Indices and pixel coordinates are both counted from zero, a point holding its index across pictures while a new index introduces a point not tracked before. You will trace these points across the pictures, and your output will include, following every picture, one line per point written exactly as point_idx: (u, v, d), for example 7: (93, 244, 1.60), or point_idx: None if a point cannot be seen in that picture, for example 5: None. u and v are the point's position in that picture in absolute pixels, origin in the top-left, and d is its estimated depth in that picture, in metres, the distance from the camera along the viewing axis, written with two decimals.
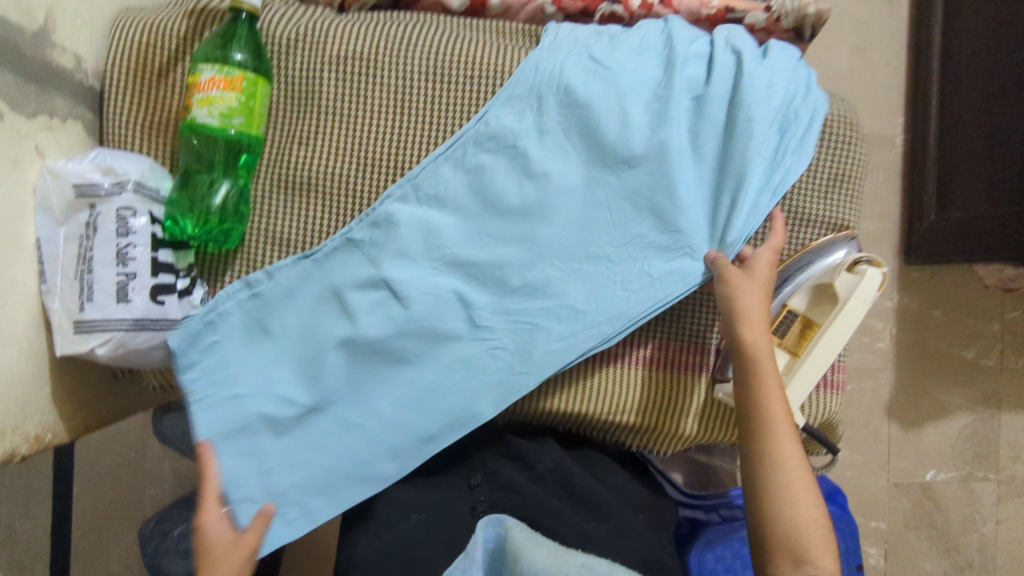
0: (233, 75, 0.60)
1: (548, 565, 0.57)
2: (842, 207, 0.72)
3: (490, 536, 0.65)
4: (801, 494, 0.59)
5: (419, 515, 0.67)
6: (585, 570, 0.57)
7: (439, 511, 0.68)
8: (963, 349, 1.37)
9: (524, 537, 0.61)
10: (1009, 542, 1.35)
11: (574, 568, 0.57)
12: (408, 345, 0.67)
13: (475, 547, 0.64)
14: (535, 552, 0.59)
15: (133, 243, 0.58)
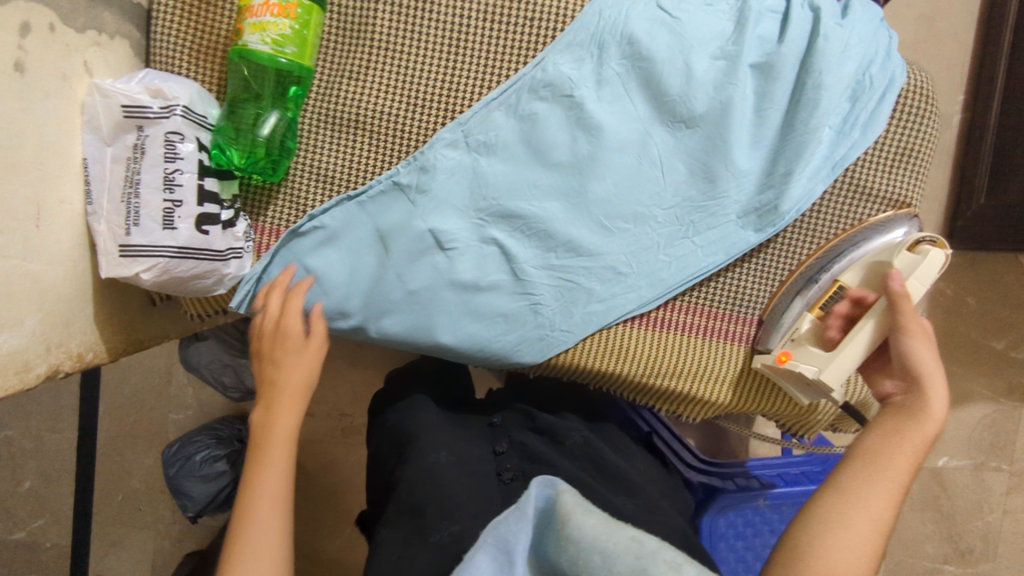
0: (287, 1, 0.58)
1: (600, 536, 0.39)
2: (906, 182, 0.69)
3: (541, 496, 0.44)
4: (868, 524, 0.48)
5: (446, 451, 0.65)
6: (638, 545, 0.39)
7: (464, 454, 0.66)
8: (993, 340, 1.37)
9: (577, 502, 0.41)
10: (1011, 530, 1.41)
11: (627, 541, 0.39)
12: (451, 294, 0.68)
13: (525, 502, 0.43)
14: (586, 517, 0.40)
15: (180, 170, 0.57)
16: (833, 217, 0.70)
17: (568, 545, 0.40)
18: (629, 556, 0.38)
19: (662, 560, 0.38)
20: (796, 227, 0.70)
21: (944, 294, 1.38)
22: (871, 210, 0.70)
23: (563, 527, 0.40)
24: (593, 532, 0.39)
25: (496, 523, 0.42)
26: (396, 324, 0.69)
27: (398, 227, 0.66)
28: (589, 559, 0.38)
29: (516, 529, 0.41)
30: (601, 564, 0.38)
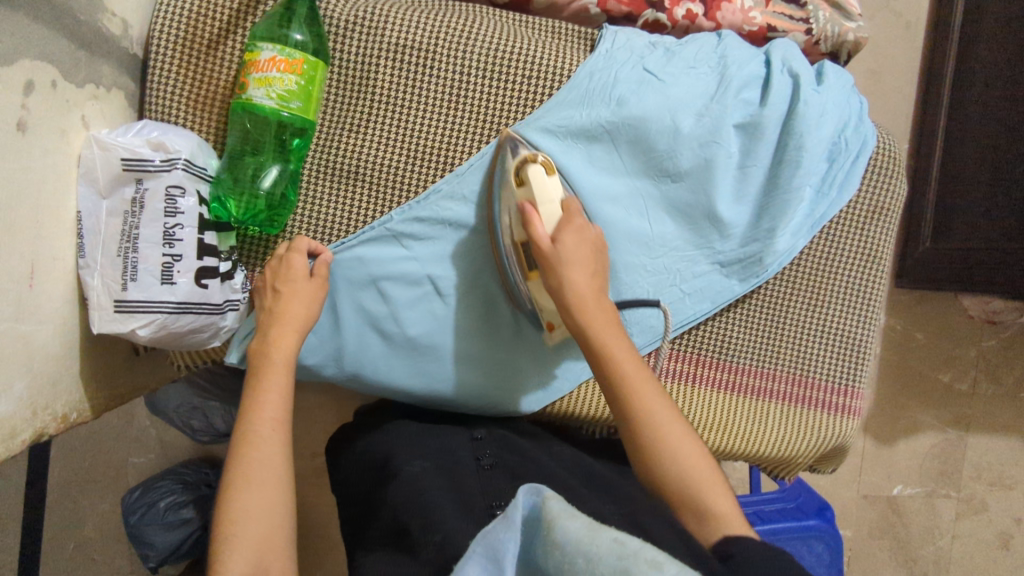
0: (293, 57, 0.58)
1: (583, 541, 0.38)
2: (877, 236, 0.74)
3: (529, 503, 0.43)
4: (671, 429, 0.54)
5: (422, 461, 0.63)
6: (620, 546, 0.37)
7: (444, 460, 0.63)
8: (941, 373, 1.49)
9: (562, 507, 0.42)
10: (961, 554, 1.52)
11: (608, 543, 0.37)
12: (451, 338, 0.69)
13: (513, 510, 0.42)
14: (571, 521, 0.40)
15: (180, 224, 0.57)
16: (814, 269, 0.73)
17: (554, 550, 0.39)
18: (612, 556, 0.37)
19: (644, 559, 0.36)
20: (780, 279, 0.73)
21: (895, 329, 1.48)
22: (847, 263, 0.74)
23: (550, 533, 0.40)
24: (575, 535, 0.38)
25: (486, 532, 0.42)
26: (390, 371, 0.68)
27: (399, 277, 0.67)
28: (572, 563, 0.38)
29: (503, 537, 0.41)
30: (584, 567, 0.37)
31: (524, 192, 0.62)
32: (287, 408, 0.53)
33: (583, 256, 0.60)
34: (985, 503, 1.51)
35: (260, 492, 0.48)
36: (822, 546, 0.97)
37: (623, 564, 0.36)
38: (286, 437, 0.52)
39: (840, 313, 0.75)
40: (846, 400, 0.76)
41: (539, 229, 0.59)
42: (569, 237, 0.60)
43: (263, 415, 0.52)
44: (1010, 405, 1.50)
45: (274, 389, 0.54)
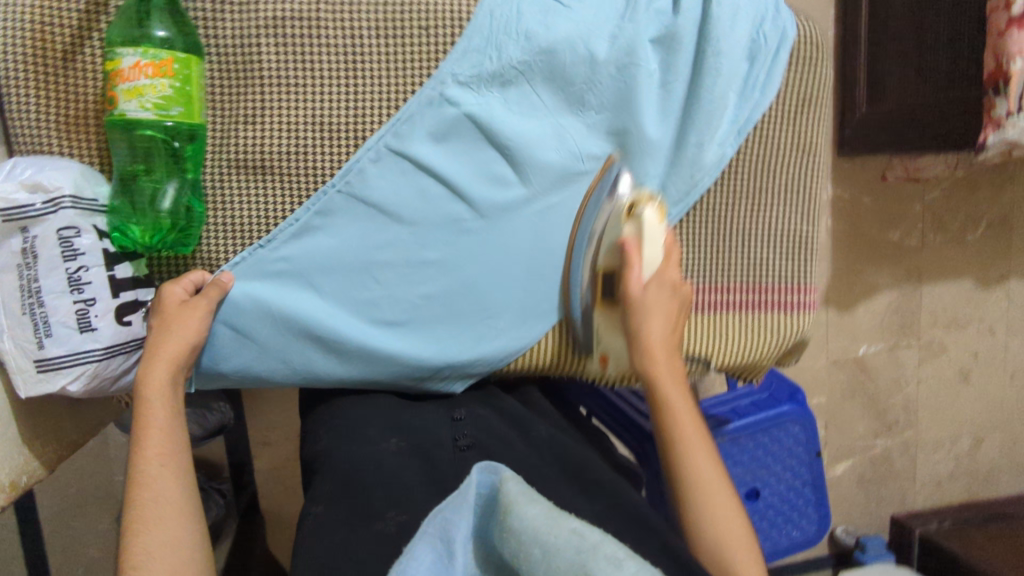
0: (160, 58, 0.52)
1: (540, 528, 0.41)
2: (810, 129, 0.73)
3: (484, 484, 0.47)
4: (697, 446, 0.62)
5: (396, 440, 0.63)
6: (579, 539, 0.41)
7: (416, 435, 0.65)
8: (889, 233, 1.53)
9: (519, 490, 0.44)
10: (926, 395, 1.64)
11: (567, 535, 0.41)
12: (455, 327, 0.69)
13: (469, 490, 0.45)
14: (530, 508, 0.42)
15: (84, 266, 0.53)
16: (751, 175, 0.72)
17: (510, 535, 0.42)
18: (568, 550, 0.40)
19: (603, 555, 0.40)
20: (720, 189, 0.71)
21: (844, 198, 1.48)
22: (783, 162, 0.73)
23: (506, 517, 0.43)
24: (534, 524, 0.41)
25: (437, 510, 0.44)
26: (338, 364, 0.66)
27: (327, 269, 0.63)
28: (530, 550, 0.41)
29: (456, 520, 0.44)
30: (541, 556, 0.40)
31: (633, 228, 0.66)
32: (174, 443, 0.52)
33: (665, 309, 0.66)
34: (942, 345, 1.63)
35: (165, 530, 0.48)
36: (799, 429, 1.03)
37: (582, 559, 0.40)
38: (179, 470, 0.51)
39: (783, 213, 0.74)
40: (802, 296, 0.76)
41: (635, 275, 0.65)
42: (662, 287, 0.66)
43: (146, 455, 0.50)
44: (959, 249, 1.59)
45: (156, 429, 0.52)
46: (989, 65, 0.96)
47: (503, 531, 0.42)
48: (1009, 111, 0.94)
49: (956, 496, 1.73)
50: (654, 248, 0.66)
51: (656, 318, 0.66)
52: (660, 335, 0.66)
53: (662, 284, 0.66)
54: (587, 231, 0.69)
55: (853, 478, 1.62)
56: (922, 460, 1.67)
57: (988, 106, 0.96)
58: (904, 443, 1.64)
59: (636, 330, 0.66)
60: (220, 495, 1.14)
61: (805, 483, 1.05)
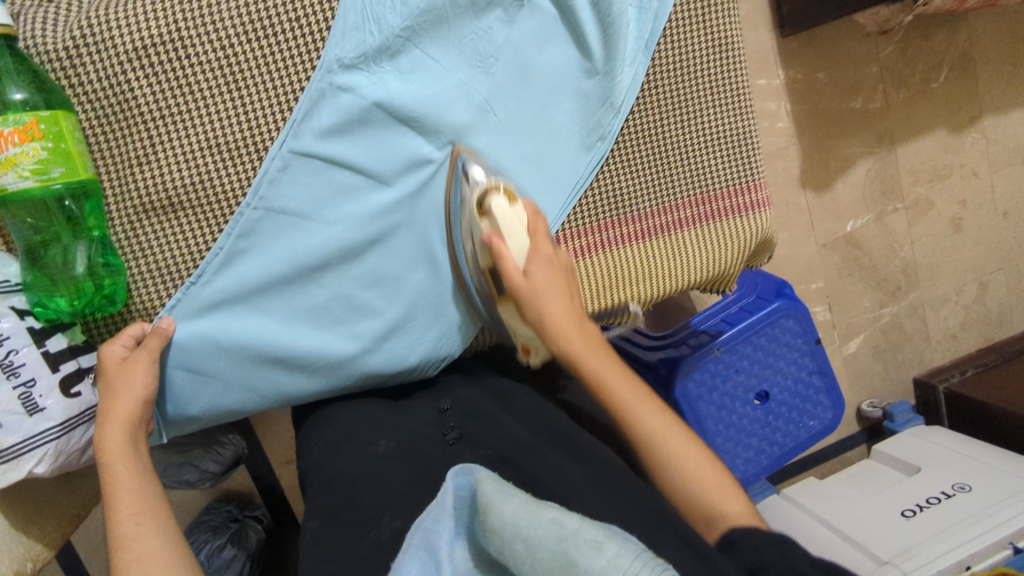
0: (23, 122, 0.50)
1: (519, 522, 0.40)
2: (722, 25, 0.69)
3: (463, 488, 0.46)
4: (658, 428, 0.55)
5: (385, 440, 0.63)
6: (559, 527, 0.39)
7: (407, 432, 0.64)
8: (852, 101, 1.49)
9: (496, 488, 0.43)
10: (923, 255, 1.62)
11: (546, 526, 0.39)
12: (411, 318, 0.67)
13: (445, 496, 0.45)
14: (506, 504, 0.41)
15: (13, 350, 0.53)
16: (672, 85, 0.69)
17: (493, 535, 0.41)
18: (551, 540, 0.39)
19: (583, 541, 0.38)
20: (642, 108, 0.69)
21: (797, 79, 1.43)
22: (702, 63, 0.69)
23: (485, 519, 0.41)
24: (511, 520, 0.40)
25: (420, 519, 0.43)
26: (303, 379, 0.65)
27: (266, 290, 0.62)
28: (513, 547, 0.39)
29: (438, 528, 0.43)
30: (524, 551, 0.39)
31: (490, 223, 0.59)
32: (149, 499, 0.52)
33: (556, 284, 0.59)
34: (929, 201, 1.60)
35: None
36: (793, 321, 1.02)
37: (564, 548, 0.38)
38: (159, 525, 0.51)
39: (714, 117, 0.71)
40: (752, 197, 0.74)
41: (509, 267, 0.58)
42: (540, 259, 0.58)
43: (121, 518, 0.50)
44: (926, 100, 1.55)
45: (127, 492, 0.51)
46: None
47: (488, 532, 0.41)
48: None
49: (973, 343, 1.73)
50: (516, 229, 0.58)
51: (553, 285, 0.58)
52: (565, 314, 0.58)
53: (541, 266, 0.59)
54: (457, 219, 0.65)
55: (868, 353, 1.62)
56: (933, 319, 1.67)
57: None
58: (911, 306, 1.63)
59: (534, 317, 0.59)
60: (256, 522, 1.16)
61: (811, 371, 1.04)
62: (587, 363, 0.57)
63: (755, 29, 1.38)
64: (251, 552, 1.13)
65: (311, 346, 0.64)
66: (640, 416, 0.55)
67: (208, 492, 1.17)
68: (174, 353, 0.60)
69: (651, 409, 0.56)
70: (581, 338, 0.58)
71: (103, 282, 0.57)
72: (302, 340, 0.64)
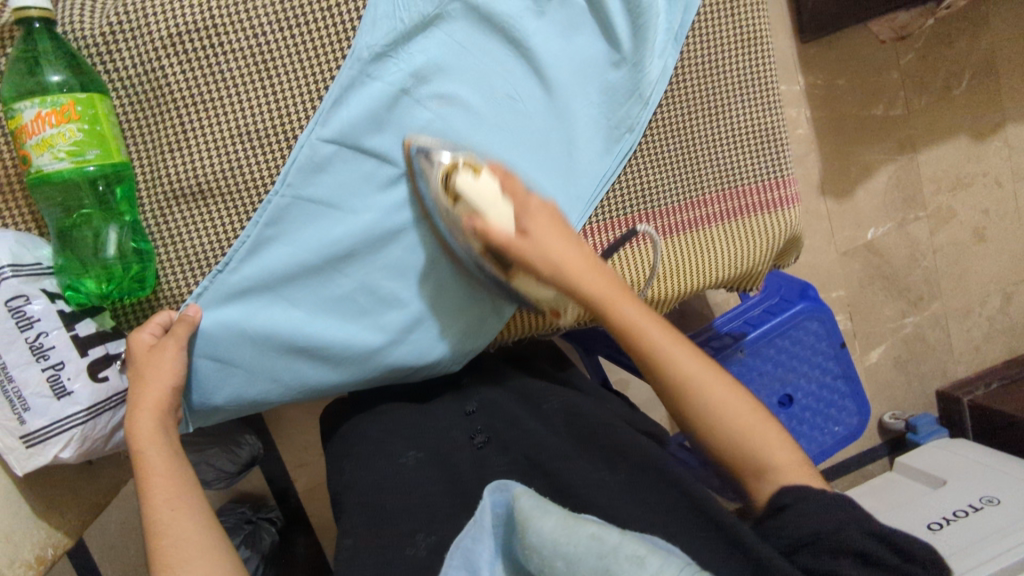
0: (60, 104, 0.50)
1: (558, 538, 0.39)
2: (751, 19, 0.69)
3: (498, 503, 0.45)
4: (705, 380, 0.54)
5: (415, 450, 0.62)
6: (599, 543, 0.39)
7: (435, 441, 0.64)
8: (873, 108, 1.48)
9: (533, 502, 0.41)
10: (945, 264, 1.60)
11: (586, 542, 0.39)
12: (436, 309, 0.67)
13: (481, 513, 0.44)
14: (544, 520, 0.40)
15: (43, 332, 0.53)
16: (701, 78, 0.69)
17: (532, 552, 0.40)
18: (591, 557, 0.38)
19: (624, 556, 0.38)
20: (671, 101, 0.68)
21: (817, 85, 1.43)
22: (730, 57, 0.69)
23: (524, 537, 0.40)
24: (551, 537, 0.39)
25: (457, 542, 0.43)
26: (328, 370, 0.64)
27: (292, 279, 0.61)
28: (554, 565, 0.39)
29: (477, 548, 0.43)
30: (565, 568, 0.39)
31: (465, 204, 0.58)
32: (180, 484, 0.51)
33: (550, 230, 0.59)
34: (951, 209, 1.58)
35: (190, 569, 0.47)
36: (817, 324, 1.01)
37: (605, 565, 0.38)
38: (193, 508, 0.51)
39: (743, 111, 0.70)
40: (781, 193, 0.73)
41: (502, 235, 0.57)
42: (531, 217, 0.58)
43: (155, 502, 0.50)
44: (947, 107, 1.53)
45: (160, 477, 0.51)
46: None
47: (525, 550, 0.40)
48: None
49: (997, 355, 1.70)
50: (497, 205, 0.57)
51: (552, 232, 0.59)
52: (579, 266, 0.58)
53: (533, 216, 0.59)
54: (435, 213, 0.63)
55: (890, 363, 1.60)
56: (956, 329, 1.64)
57: None
58: (933, 316, 1.61)
59: (549, 270, 0.58)
60: (270, 524, 1.15)
61: (835, 376, 1.02)
62: (630, 334, 0.56)
63: (775, 35, 1.38)
64: (264, 553, 1.11)
65: (336, 336, 0.63)
66: (684, 367, 0.54)
67: (222, 494, 1.17)
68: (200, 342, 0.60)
69: (690, 358, 0.55)
70: (613, 297, 0.57)
71: (131, 267, 0.57)
72: (328, 330, 0.63)
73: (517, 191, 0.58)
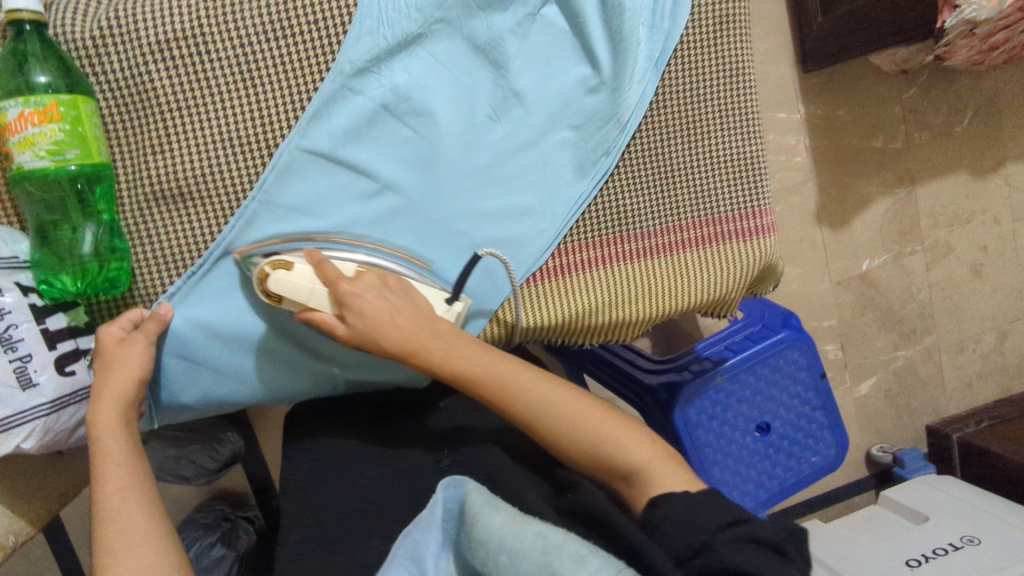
0: (44, 105, 0.52)
1: (506, 534, 0.41)
2: (733, 49, 0.70)
3: (450, 499, 0.48)
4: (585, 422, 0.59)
5: (379, 463, 0.65)
6: (545, 540, 0.40)
7: (399, 462, 0.66)
8: (873, 140, 1.48)
9: (483, 499, 0.45)
10: (940, 299, 1.60)
11: (533, 538, 0.41)
12: None
13: (434, 506, 0.46)
14: (493, 516, 0.42)
15: (13, 324, 0.54)
16: (680, 106, 0.69)
17: (480, 546, 0.42)
18: (535, 552, 0.40)
19: (566, 554, 0.39)
20: (650, 127, 0.69)
21: (818, 114, 1.44)
22: (711, 86, 0.70)
23: (474, 530, 0.43)
24: (500, 533, 0.41)
25: (406, 535, 0.45)
26: (294, 376, 0.66)
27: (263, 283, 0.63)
28: (498, 559, 0.41)
29: (426, 541, 0.45)
30: (508, 562, 0.41)
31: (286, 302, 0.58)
32: (136, 476, 0.53)
33: (381, 303, 0.58)
34: (948, 245, 1.58)
35: (139, 563, 0.48)
36: (798, 354, 1.01)
37: (547, 561, 0.39)
38: (146, 501, 0.52)
39: (721, 140, 0.71)
40: (757, 222, 0.74)
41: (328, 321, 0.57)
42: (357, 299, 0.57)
43: (108, 491, 0.51)
44: (948, 143, 1.53)
45: (115, 466, 0.52)
46: None
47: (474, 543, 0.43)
48: None
49: (990, 394, 1.68)
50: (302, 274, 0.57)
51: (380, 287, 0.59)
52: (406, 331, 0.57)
53: (357, 285, 0.57)
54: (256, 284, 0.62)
55: (881, 395, 1.59)
56: (949, 365, 1.63)
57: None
58: (926, 351, 1.60)
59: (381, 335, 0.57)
60: (248, 523, 1.16)
61: (814, 407, 1.02)
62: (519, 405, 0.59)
63: (777, 62, 1.39)
64: (240, 553, 1.12)
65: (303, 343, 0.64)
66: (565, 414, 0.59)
67: (202, 490, 1.18)
68: (169, 340, 0.61)
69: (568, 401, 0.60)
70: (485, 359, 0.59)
71: (107, 265, 0.59)
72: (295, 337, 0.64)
73: (328, 274, 0.56)
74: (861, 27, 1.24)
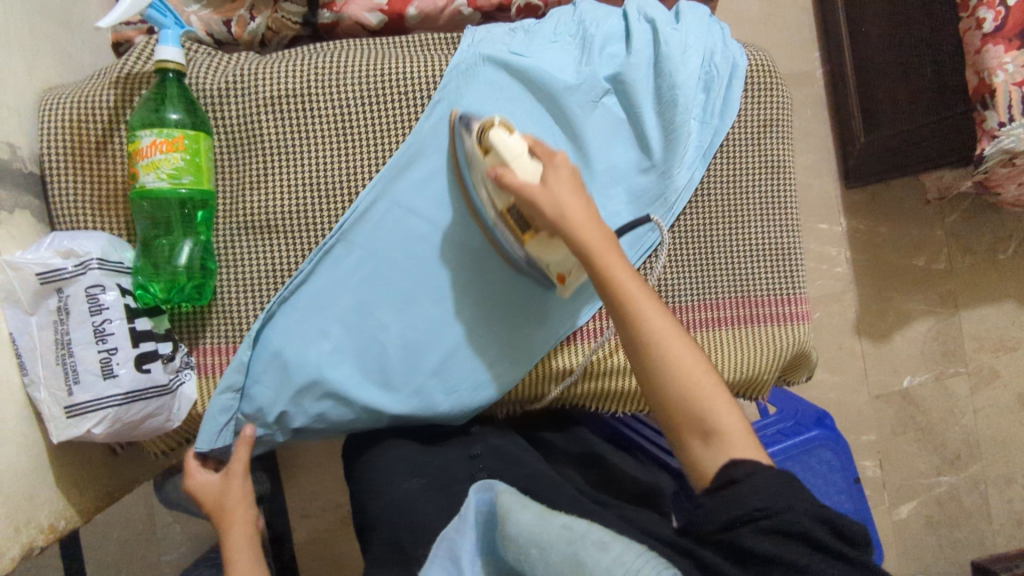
0: (173, 136, 0.61)
1: (534, 528, 0.44)
2: (776, 148, 0.76)
3: (481, 502, 0.50)
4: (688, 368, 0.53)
5: (419, 478, 0.65)
6: (569, 531, 0.44)
7: (439, 474, 0.66)
8: (915, 258, 1.50)
9: (512, 499, 0.48)
10: (986, 427, 1.53)
11: (559, 531, 0.44)
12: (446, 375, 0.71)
13: (467, 509, 0.49)
14: (522, 513, 0.46)
15: (108, 318, 0.60)
16: (723, 194, 0.75)
17: (511, 541, 0.45)
18: (562, 543, 0.43)
19: (591, 541, 0.43)
20: (693, 210, 0.75)
21: (860, 229, 1.48)
22: (755, 179, 0.76)
23: (505, 526, 0.46)
24: (528, 526, 0.44)
25: (442, 537, 0.48)
26: (341, 408, 0.69)
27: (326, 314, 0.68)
28: (528, 552, 0.44)
29: (461, 540, 0.48)
30: (539, 555, 0.43)
31: (494, 155, 0.59)
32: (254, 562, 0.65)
33: (574, 191, 0.58)
34: (993, 370, 1.53)
35: None
36: (830, 453, 0.99)
37: (573, 549, 0.43)
38: None
39: (759, 229, 0.76)
40: (792, 308, 0.77)
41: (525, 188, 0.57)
42: (557, 172, 0.59)
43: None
44: (993, 268, 1.52)
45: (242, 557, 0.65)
46: (970, 81, 0.92)
47: (506, 539, 0.45)
48: (1001, 122, 0.88)
49: None
50: (527, 159, 0.58)
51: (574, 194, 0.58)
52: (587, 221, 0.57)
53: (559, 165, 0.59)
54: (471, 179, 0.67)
55: (921, 521, 1.51)
56: (997, 500, 1.53)
57: (978, 120, 0.92)
58: (971, 480, 1.52)
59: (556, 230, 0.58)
60: None
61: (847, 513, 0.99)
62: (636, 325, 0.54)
63: (821, 176, 1.46)
64: None
65: (353, 375, 0.69)
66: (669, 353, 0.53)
67: None
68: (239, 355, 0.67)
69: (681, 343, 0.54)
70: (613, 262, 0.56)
71: (195, 279, 0.66)
72: (347, 368, 0.69)
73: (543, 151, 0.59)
74: (901, 149, 1.30)
